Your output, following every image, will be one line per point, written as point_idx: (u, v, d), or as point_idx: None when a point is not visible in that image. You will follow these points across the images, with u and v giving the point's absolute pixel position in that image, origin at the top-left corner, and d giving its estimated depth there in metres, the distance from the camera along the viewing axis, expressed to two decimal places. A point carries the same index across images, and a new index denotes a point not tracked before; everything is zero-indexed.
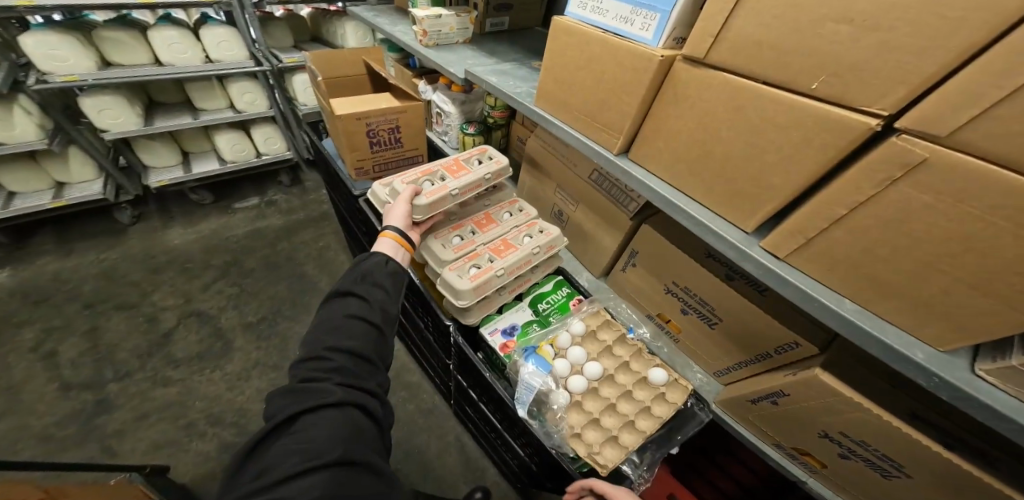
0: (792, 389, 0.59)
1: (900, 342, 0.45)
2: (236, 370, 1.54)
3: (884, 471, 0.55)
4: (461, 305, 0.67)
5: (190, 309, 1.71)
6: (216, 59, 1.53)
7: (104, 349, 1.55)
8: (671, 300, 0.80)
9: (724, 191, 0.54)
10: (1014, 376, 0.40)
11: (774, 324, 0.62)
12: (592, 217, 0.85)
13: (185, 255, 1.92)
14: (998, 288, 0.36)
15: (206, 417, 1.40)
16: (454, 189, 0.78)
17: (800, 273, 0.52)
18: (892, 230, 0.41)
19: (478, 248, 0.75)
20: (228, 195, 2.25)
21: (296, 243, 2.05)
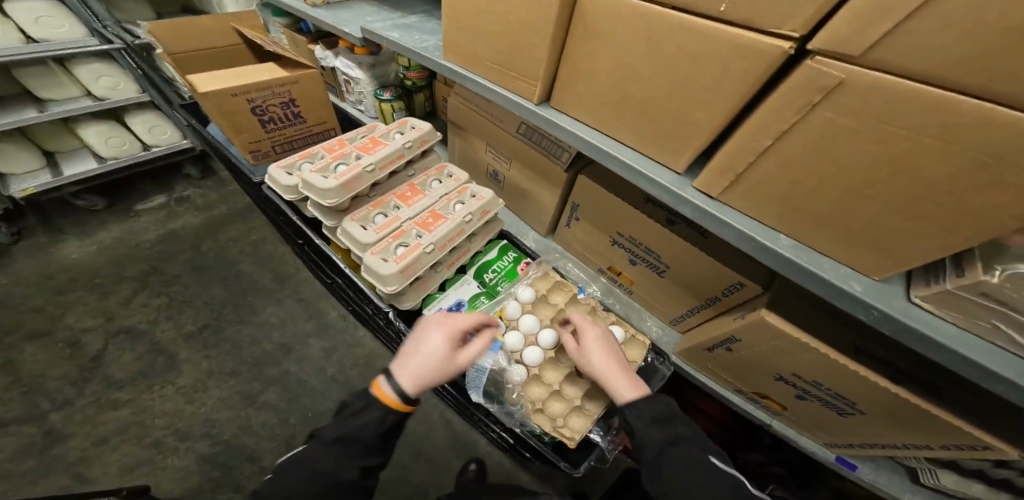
0: (743, 334, 0.60)
1: (835, 275, 0.44)
2: (189, 383, 1.41)
3: (840, 409, 0.55)
4: (389, 291, 0.62)
5: (116, 327, 1.51)
6: (40, 38, 1.22)
7: (31, 380, 1.36)
8: (620, 252, 0.78)
9: (652, 132, 0.50)
10: (946, 300, 0.40)
11: (720, 267, 0.62)
12: (527, 175, 0.80)
13: (92, 270, 1.66)
14: (918, 204, 0.36)
15: (173, 433, 1.30)
16: (368, 165, 0.68)
17: (734, 211, 0.50)
18: (817, 162, 0.40)
19: (404, 225, 0.68)
20: (127, 196, 1.93)
21: (225, 241, 1.84)
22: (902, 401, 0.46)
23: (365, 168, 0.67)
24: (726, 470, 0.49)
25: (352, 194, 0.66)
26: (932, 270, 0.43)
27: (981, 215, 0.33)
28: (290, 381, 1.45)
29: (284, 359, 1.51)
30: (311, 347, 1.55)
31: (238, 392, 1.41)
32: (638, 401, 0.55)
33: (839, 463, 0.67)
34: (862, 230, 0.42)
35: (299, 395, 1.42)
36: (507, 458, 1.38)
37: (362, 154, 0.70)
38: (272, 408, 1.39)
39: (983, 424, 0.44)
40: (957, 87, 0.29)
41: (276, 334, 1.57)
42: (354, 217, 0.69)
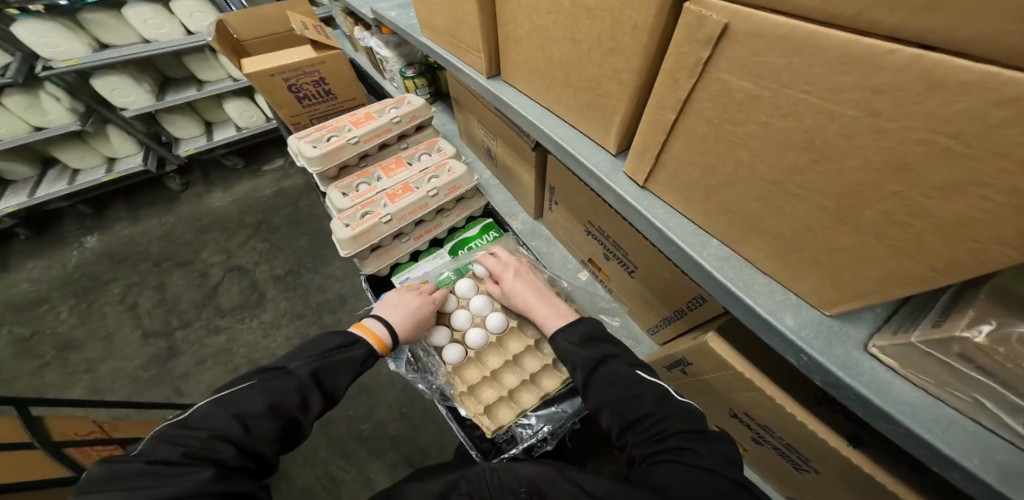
0: (693, 358, 0.51)
1: (768, 305, 0.34)
2: (269, 319, 1.74)
3: (795, 463, 0.48)
4: (344, 254, 0.69)
5: (231, 264, 1.93)
6: (194, 30, 1.59)
7: (171, 299, 1.82)
8: (594, 243, 0.72)
9: (579, 103, 0.45)
10: (916, 357, 0.28)
11: (681, 276, 0.54)
12: (510, 153, 0.78)
13: (225, 217, 2.14)
14: (854, 209, 0.25)
15: (247, 363, 1.62)
16: (352, 137, 0.76)
17: (663, 203, 0.42)
18: (731, 144, 0.30)
19: (377, 195, 0.74)
20: (257, 159, 2.41)
21: (316, 201, 2.18)
22: (856, 469, 0.38)
23: (348, 139, 0.76)
24: (650, 380, 0.51)
25: (335, 163, 0.76)
26: (914, 312, 0.31)
27: (931, 237, 0.22)
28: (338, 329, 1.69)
29: (340, 308, 1.76)
30: (362, 301, 1.77)
31: (300, 332, 1.69)
32: (569, 326, 0.59)
33: None
34: (793, 243, 0.31)
35: None
36: None
37: (352, 127, 0.79)
38: None
39: None
40: (871, 28, 0.19)
41: (338, 286, 1.83)
42: (339, 185, 0.77)
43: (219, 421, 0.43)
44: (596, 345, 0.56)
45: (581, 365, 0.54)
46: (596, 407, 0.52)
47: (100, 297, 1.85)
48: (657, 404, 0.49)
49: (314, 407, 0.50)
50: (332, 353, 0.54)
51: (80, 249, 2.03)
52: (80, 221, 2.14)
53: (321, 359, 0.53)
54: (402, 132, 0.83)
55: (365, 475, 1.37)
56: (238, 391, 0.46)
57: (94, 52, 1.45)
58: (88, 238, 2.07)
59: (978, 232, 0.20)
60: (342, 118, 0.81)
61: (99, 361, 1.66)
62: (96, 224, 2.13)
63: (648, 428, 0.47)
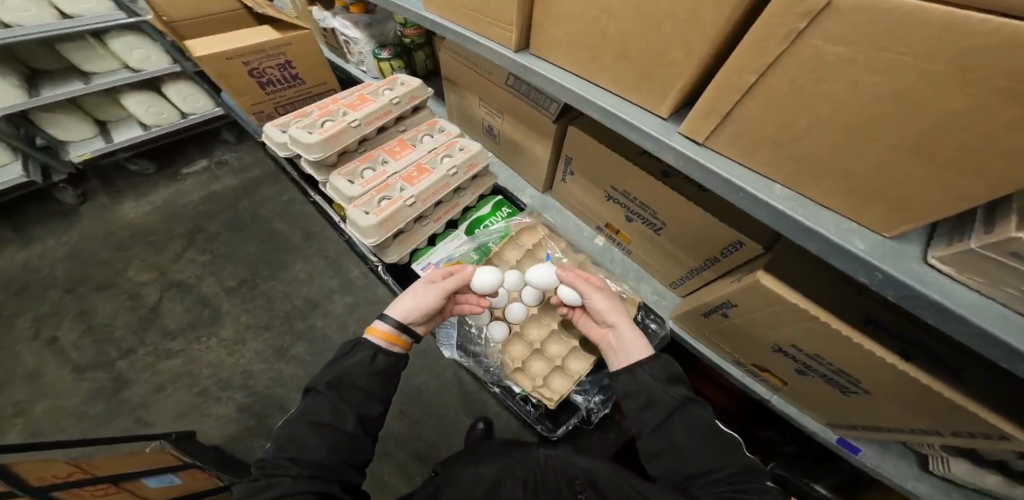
0: (741, 300, 0.62)
1: (837, 233, 0.41)
2: (231, 335, 1.56)
3: (843, 387, 0.60)
4: (371, 238, 0.76)
5: (169, 280, 1.68)
6: (72, 13, 1.30)
7: (102, 328, 1.56)
8: (616, 207, 0.82)
9: (631, 72, 0.49)
10: (969, 263, 0.35)
11: (716, 223, 0.63)
12: (518, 127, 0.88)
13: (145, 228, 1.83)
14: (941, 150, 0.30)
15: (217, 383, 1.47)
16: (354, 121, 0.84)
17: (726, 158, 0.47)
18: (814, 100, 0.35)
19: (389, 179, 0.82)
20: (172, 160, 2.06)
21: (259, 202, 1.93)
22: (909, 379, 0.47)
23: (350, 124, 0.83)
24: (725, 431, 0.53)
25: (337, 146, 0.83)
26: (957, 227, 0.38)
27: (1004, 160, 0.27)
28: (316, 336, 1.57)
29: (312, 314, 1.62)
30: (335, 303, 1.65)
31: (271, 344, 1.55)
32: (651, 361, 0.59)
33: (841, 445, 0.74)
34: (858, 180, 0.37)
35: (323, 349, 1.54)
36: (514, 421, 1.46)
37: (350, 111, 0.86)
38: (299, 360, 1.52)
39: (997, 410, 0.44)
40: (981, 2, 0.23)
41: (305, 290, 1.67)
42: (344, 172, 0.84)
43: (287, 445, 0.56)
44: (676, 385, 0.56)
45: (661, 405, 0.54)
46: (662, 447, 0.52)
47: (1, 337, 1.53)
48: (721, 457, 0.50)
49: (350, 417, 0.59)
50: (339, 362, 0.64)
51: None
52: None
53: (343, 373, 0.62)
54: (401, 112, 0.93)
55: (375, 477, 1.36)
56: (297, 415, 0.59)
57: None
58: None
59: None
60: (336, 103, 0.87)
61: (22, 408, 1.40)
62: None
63: (714, 481, 0.48)
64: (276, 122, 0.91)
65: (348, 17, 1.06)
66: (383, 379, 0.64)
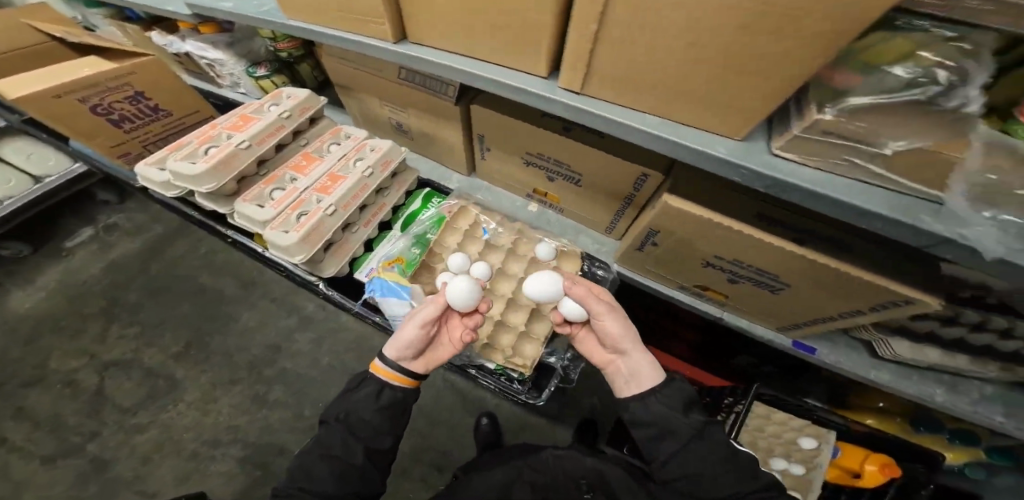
0: (659, 225, 0.63)
1: (704, 142, 0.46)
2: (197, 397, 1.41)
3: (767, 283, 0.64)
4: (299, 260, 0.65)
5: (102, 362, 1.46)
6: None
7: (50, 419, 1.35)
8: (536, 172, 0.73)
9: (505, 45, 0.48)
10: (802, 145, 0.43)
11: (623, 164, 0.61)
12: (425, 118, 0.77)
13: (45, 315, 1.54)
14: (748, 54, 0.36)
15: (206, 442, 1.34)
16: (243, 141, 0.69)
17: (599, 101, 0.49)
18: (653, 31, 0.39)
19: (303, 194, 0.70)
20: (46, 236, 1.71)
21: (172, 260, 1.67)
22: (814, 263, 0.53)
23: (237, 145, 0.69)
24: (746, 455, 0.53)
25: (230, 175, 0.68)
26: (782, 119, 0.45)
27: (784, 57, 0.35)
28: (292, 377, 1.45)
29: (279, 358, 1.48)
30: (300, 341, 1.52)
31: (248, 395, 1.42)
32: (666, 388, 0.55)
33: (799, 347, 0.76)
34: (703, 94, 0.43)
35: (306, 387, 1.43)
36: (519, 409, 1.48)
37: (234, 132, 0.71)
38: (284, 404, 1.41)
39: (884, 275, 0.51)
40: None
41: (261, 337, 1.52)
42: (248, 199, 0.70)
43: (300, 478, 0.54)
44: (699, 409, 0.55)
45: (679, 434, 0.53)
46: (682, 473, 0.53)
47: None
48: (739, 483, 0.51)
49: (357, 454, 0.55)
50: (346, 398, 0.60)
51: None
52: None
53: (348, 407, 0.58)
54: (297, 127, 0.80)
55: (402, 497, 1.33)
56: (311, 445, 0.56)
57: None
58: None
59: (824, 30, 0.31)
60: (214, 126, 0.72)
61: None
62: None
63: None
64: (149, 158, 0.73)
65: (205, 38, 0.90)
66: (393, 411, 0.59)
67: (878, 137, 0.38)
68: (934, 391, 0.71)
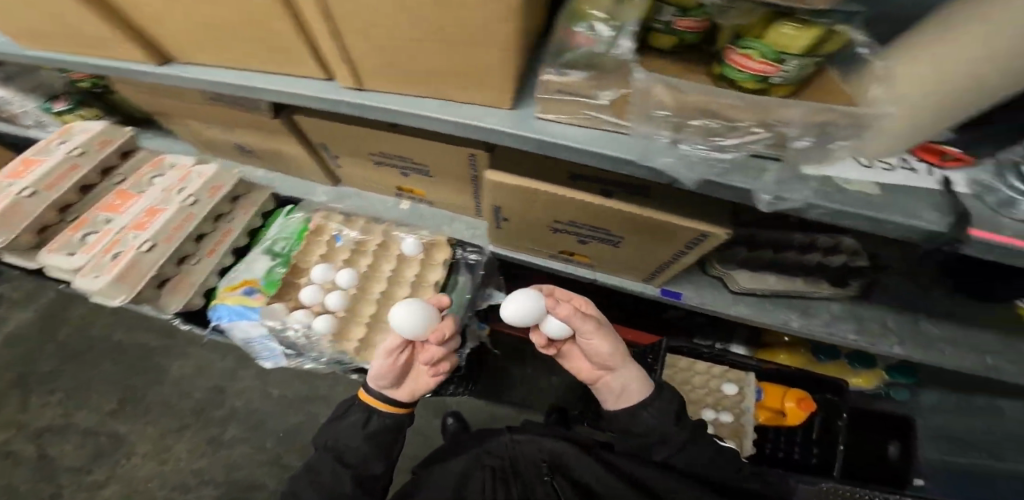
0: (500, 202, 0.65)
1: (478, 118, 0.48)
2: (151, 447, 1.40)
3: (607, 239, 0.68)
4: (118, 302, 0.65)
5: (34, 431, 1.42)
6: None
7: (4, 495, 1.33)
8: (387, 169, 0.69)
9: (272, 51, 0.51)
10: (552, 106, 0.45)
11: (450, 147, 0.62)
12: (260, 135, 0.74)
13: None
14: (455, 33, 0.38)
15: (176, 488, 1.35)
16: (24, 189, 0.76)
17: (381, 92, 0.51)
18: (368, 24, 0.39)
19: (118, 235, 0.73)
20: None
21: (78, 321, 1.60)
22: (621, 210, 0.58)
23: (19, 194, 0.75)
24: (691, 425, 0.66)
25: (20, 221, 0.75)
26: None
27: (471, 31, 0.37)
28: (242, 414, 1.44)
29: (225, 397, 1.47)
30: (246, 375, 1.51)
31: (203, 438, 1.41)
32: (652, 397, 0.67)
33: (667, 295, 0.81)
34: (444, 72, 0.45)
35: (263, 419, 1.43)
36: (479, 399, 1.52)
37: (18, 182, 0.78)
38: (242, 439, 1.41)
39: (695, 215, 0.56)
40: None
41: (199, 380, 1.50)
42: (57, 248, 0.72)
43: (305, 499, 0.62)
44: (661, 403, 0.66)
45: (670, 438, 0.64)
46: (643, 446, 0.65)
47: None
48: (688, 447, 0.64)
49: (350, 479, 0.62)
50: (337, 424, 0.66)
51: None
52: None
53: (337, 440, 0.64)
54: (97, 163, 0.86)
55: None
56: (308, 474, 0.63)
57: None
58: None
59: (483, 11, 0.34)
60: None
61: None
62: None
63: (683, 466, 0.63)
64: None
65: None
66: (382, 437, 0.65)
67: (595, 93, 0.43)
68: (791, 318, 0.76)
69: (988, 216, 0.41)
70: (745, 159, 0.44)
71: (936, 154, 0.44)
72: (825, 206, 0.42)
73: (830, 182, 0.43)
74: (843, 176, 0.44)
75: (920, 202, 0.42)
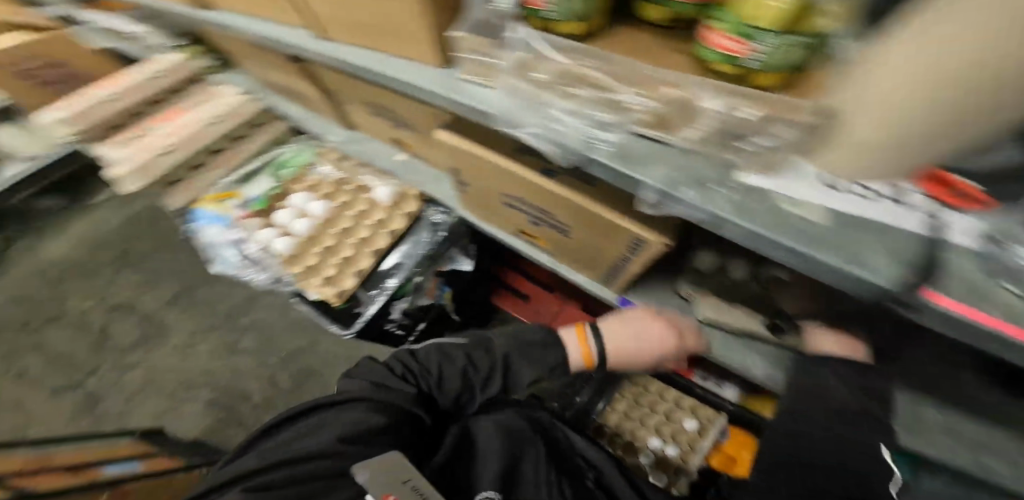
0: (452, 162, 0.64)
1: (409, 71, 0.55)
2: (179, 342, 1.68)
3: (558, 228, 0.63)
4: (134, 188, 0.88)
5: (110, 304, 1.74)
6: None
7: (56, 357, 1.66)
8: (385, 120, 0.83)
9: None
10: (472, 68, 0.51)
11: (421, 108, 0.68)
12: (280, 73, 0.89)
13: (63, 260, 1.83)
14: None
15: (182, 386, 1.60)
16: (107, 94, 0.96)
17: (347, 45, 0.62)
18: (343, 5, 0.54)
19: (152, 141, 0.93)
20: (75, 190, 1.99)
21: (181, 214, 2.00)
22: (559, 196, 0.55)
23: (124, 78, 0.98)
24: None
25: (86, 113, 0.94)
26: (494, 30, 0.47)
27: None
28: (262, 327, 1.71)
29: (252, 309, 1.75)
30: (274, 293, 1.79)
31: (222, 341, 1.69)
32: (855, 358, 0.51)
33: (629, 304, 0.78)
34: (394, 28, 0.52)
35: (272, 338, 1.69)
36: None
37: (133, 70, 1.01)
38: (250, 352, 1.67)
39: (639, 220, 0.51)
40: None
41: (241, 286, 1.80)
42: (116, 142, 0.94)
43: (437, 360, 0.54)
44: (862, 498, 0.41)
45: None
46: None
47: None
48: None
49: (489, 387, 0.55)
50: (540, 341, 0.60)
51: None
52: None
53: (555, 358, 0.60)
54: (167, 85, 1.01)
55: None
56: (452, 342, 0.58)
57: None
58: None
59: None
60: (127, 72, 0.99)
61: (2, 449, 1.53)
62: None
63: None
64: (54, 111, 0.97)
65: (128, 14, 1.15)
66: (472, 368, 0.55)
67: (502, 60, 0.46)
68: (759, 369, 0.68)
69: (979, 279, 0.32)
70: (631, 141, 0.43)
71: (943, 186, 0.35)
72: (732, 221, 0.37)
73: (758, 197, 0.38)
74: (788, 192, 0.37)
75: (874, 244, 0.33)
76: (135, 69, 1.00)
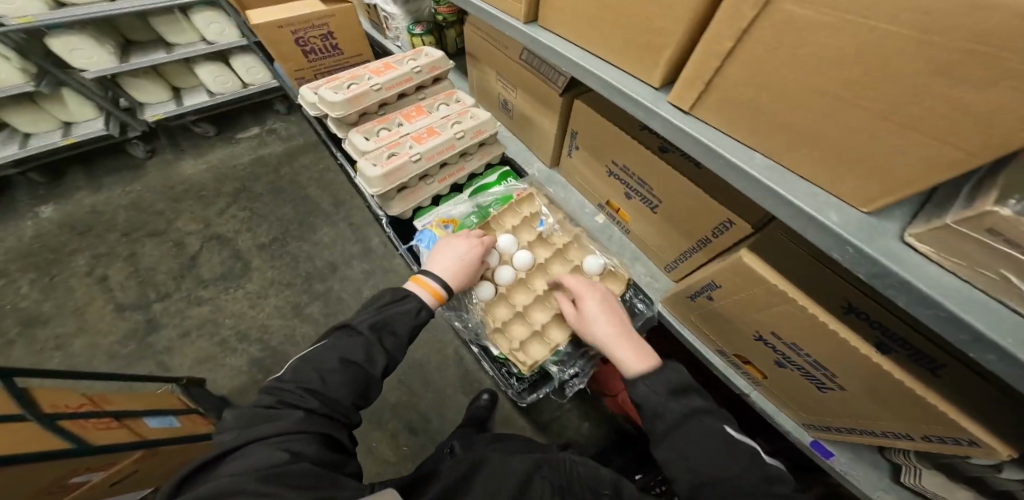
0: (723, 282, 0.65)
1: (811, 205, 0.44)
2: (255, 288, 1.80)
3: (821, 383, 0.61)
4: (376, 189, 0.91)
5: (210, 233, 1.94)
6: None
7: (145, 272, 1.82)
8: (619, 183, 0.86)
9: (626, 47, 0.57)
10: (941, 239, 0.37)
11: (711, 205, 0.66)
12: (529, 100, 0.96)
13: (197, 184, 2.09)
14: (865, 88, 0.35)
15: (236, 335, 1.68)
16: (375, 85, 1.01)
17: (711, 128, 0.52)
18: (765, 85, 0.43)
19: (399, 139, 0.97)
20: (230, 126, 2.33)
21: (297, 169, 2.18)
22: (886, 377, 0.48)
23: (395, 71, 1.05)
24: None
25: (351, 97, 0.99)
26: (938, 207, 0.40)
27: (938, 118, 0.31)
28: (332, 297, 1.78)
29: (330, 276, 1.84)
30: (355, 269, 1.87)
31: (290, 301, 1.77)
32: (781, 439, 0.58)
33: (818, 450, 0.77)
34: (828, 145, 0.41)
35: (338, 312, 1.75)
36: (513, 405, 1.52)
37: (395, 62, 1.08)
38: (313, 320, 1.73)
39: (995, 432, 0.42)
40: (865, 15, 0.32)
41: (328, 253, 1.90)
42: (363, 131, 1.00)
43: (304, 376, 0.57)
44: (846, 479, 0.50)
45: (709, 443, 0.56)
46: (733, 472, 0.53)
47: (64, 269, 1.82)
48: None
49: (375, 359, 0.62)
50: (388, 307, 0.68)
51: (35, 218, 1.95)
52: (32, 190, 2.04)
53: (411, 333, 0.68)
54: (421, 80, 1.09)
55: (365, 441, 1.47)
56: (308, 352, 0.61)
57: (53, 11, 1.45)
58: (44, 207, 1.98)
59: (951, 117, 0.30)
60: (390, 64, 1.07)
61: (71, 337, 1.65)
62: (49, 192, 2.03)
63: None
64: (310, 86, 1.07)
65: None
66: (332, 371, 0.58)
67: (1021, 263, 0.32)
68: None
69: None
70: None
71: None
72: None
73: None
74: None
75: None
76: (396, 60, 1.09)
